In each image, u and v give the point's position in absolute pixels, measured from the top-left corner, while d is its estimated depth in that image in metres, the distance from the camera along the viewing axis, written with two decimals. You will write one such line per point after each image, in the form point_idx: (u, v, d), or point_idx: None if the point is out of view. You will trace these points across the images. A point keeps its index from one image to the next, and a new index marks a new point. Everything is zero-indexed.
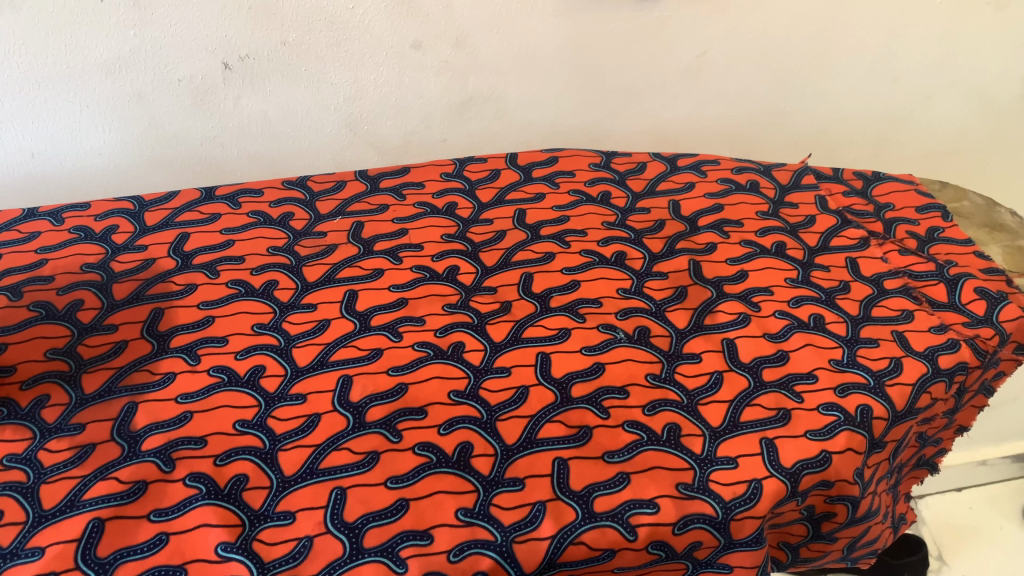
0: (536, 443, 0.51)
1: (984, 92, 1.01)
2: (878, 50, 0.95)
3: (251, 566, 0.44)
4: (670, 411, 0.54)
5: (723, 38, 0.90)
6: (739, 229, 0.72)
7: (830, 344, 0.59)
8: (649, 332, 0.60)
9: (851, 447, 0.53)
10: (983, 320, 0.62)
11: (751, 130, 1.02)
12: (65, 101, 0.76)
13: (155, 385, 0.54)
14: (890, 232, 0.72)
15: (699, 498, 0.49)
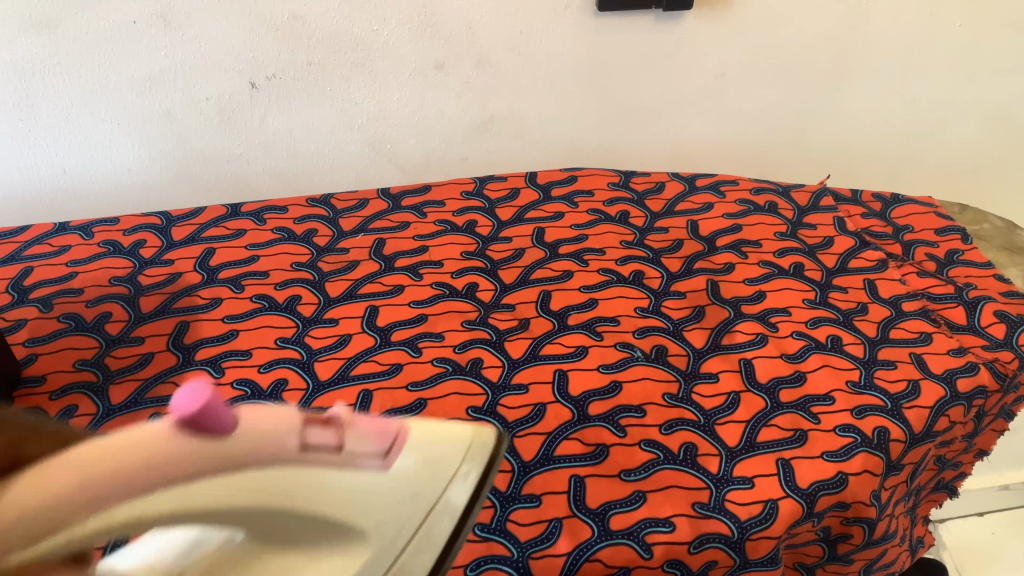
0: (553, 460, 0.52)
1: (1003, 113, 1.01)
2: (899, 72, 0.95)
3: None
4: (686, 431, 0.54)
5: (742, 59, 0.91)
6: (757, 250, 0.73)
7: (848, 366, 0.59)
8: (666, 351, 0.61)
9: (868, 469, 0.53)
10: (1002, 344, 0.62)
11: (770, 149, 1.02)
12: (99, 120, 0.78)
13: None
14: (909, 254, 0.72)
15: (715, 518, 0.49)
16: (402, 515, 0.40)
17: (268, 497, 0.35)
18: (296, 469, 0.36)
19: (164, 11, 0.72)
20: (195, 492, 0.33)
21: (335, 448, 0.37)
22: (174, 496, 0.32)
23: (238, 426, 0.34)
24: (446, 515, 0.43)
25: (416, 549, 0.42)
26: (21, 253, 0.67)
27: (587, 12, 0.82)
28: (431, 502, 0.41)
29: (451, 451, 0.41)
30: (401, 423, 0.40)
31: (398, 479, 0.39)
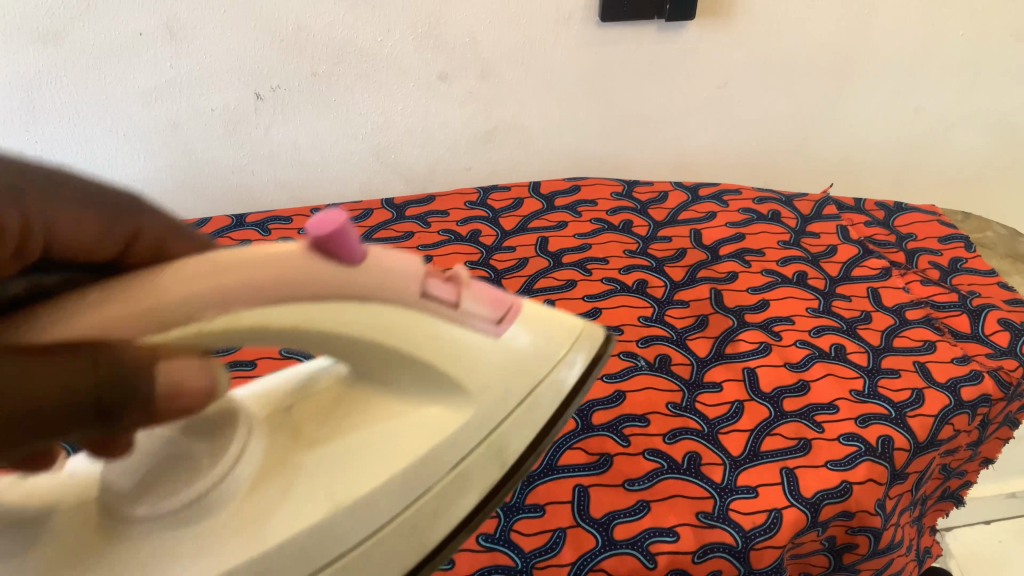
0: (557, 469, 0.52)
1: (1006, 122, 1.01)
2: (902, 80, 0.95)
3: None
4: (690, 440, 0.54)
5: (744, 68, 0.91)
6: (760, 258, 0.73)
7: (851, 374, 0.59)
8: (670, 360, 0.61)
9: (872, 478, 0.53)
10: (1007, 352, 0.62)
11: (774, 158, 1.02)
12: (107, 132, 0.78)
13: None
14: (912, 262, 0.72)
15: (719, 527, 0.49)
16: (511, 380, 0.39)
17: (389, 329, 0.34)
18: (418, 313, 0.35)
19: (170, 23, 0.73)
20: (327, 308, 0.32)
21: (455, 300, 0.36)
22: (307, 311, 0.32)
23: (375, 257, 0.33)
24: (549, 396, 0.42)
25: (519, 422, 0.41)
26: None
27: (590, 22, 0.83)
28: (536, 377, 0.40)
29: (558, 336, 0.41)
30: (513, 298, 0.40)
31: (507, 345, 0.38)
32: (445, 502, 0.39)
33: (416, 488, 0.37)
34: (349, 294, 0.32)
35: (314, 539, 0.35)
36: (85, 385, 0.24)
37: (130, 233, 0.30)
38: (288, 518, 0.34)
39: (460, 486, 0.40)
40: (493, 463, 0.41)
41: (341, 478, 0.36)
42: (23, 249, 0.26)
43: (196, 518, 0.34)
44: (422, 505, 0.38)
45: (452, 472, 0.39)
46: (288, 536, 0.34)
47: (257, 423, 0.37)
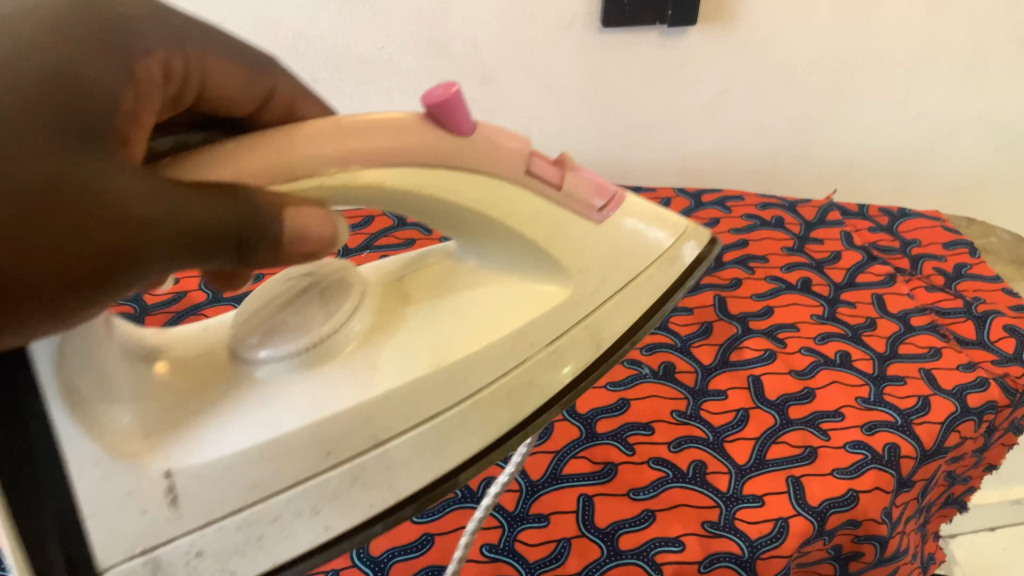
0: (561, 479, 0.52)
1: (1009, 126, 1.01)
2: (904, 85, 0.95)
3: None
4: (696, 448, 0.54)
5: (746, 75, 0.91)
6: (764, 265, 0.72)
7: (857, 382, 0.59)
8: (674, 368, 0.61)
9: (879, 486, 0.52)
10: (1012, 358, 0.61)
11: (777, 165, 1.02)
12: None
13: None
14: (916, 268, 0.72)
15: (725, 536, 0.48)
16: (610, 263, 0.43)
17: (491, 197, 0.39)
18: (522, 191, 0.40)
19: None
20: (452, 173, 0.37)
21: (557, 181, 0.41)
22: (430, 176, 0.36)
23: (485, 131, 0.38)
24: (645, 292, 0.45)
25: (614, 309, 0.44)
26: None
27: (591, 28, 0.82)
28: (634, 270, 0.44)
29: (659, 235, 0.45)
30: (616, 187, 0.44)
31: (608, 231, 0.43)
32: (540, 375, 0.41)
33: (514, 352, 0.40)
34: (467, 162, 0.37)
35: (418, 388, 0.37)
36: (164, 228, 0.26)
37: (265, 94, 0.37)
38: (399, 368, 0.37)
39: (553, 359, 0.42)
40: (589, 342, 0.43)
41: (446, 341, 0.39)
42: (181, 98, 0.34)
43: (321, 354, 0.37)
44: (520, 372, 0.40)
45: (549, 343, 0.41)
46: (400, 380, 0.36)
47: (376, 297, 0.42)
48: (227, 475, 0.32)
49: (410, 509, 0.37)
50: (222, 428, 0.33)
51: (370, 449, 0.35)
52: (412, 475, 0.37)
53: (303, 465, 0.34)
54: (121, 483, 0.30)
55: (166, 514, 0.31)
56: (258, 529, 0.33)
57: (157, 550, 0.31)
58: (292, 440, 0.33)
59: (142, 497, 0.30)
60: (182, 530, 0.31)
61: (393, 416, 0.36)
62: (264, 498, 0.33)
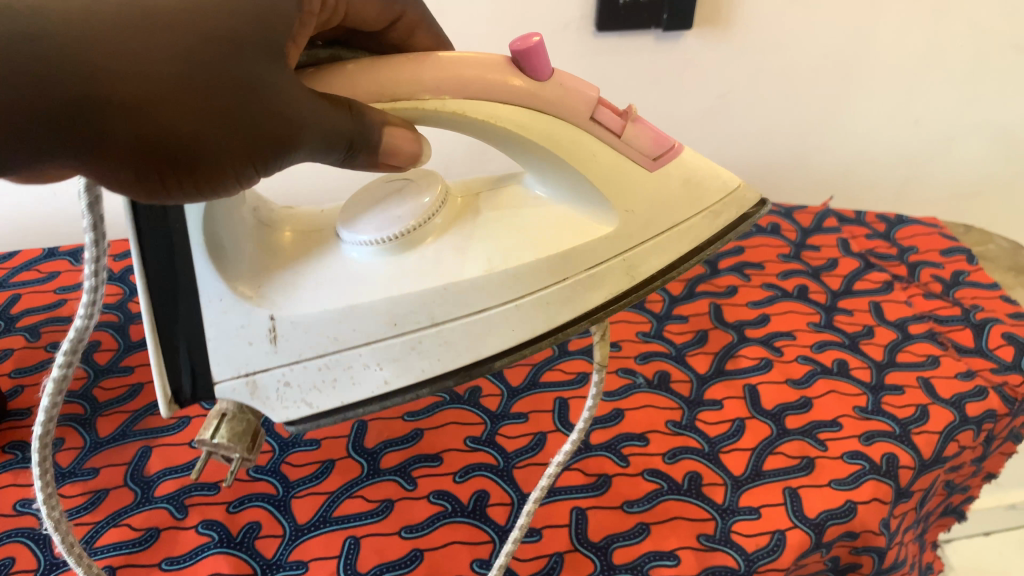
0: (554, 492, 0.51)
1: (1008, 133, 1.01)
2: (902, 91, 0.95)
3: (252, 561, 0.45)
4: (690, 459, 0.53)
5: (743, 81, 0.90)
6: (760, 272, 0.72)
7: (855, 391, 0.58)
8: (669, 377, 0.60)
9: (878, 497, 0.51)
10: (1011, 366, 0.60)
11: (774, 172, 1.02)
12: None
13: (170, 429, 0.54)
14: (914, 275, 0.71)
15: (721, 550, 0.47)
16: (657, 207, 0.47)
17: (559, 142, 0.42)
18: (584, 133, 0.43)
19: None
20: (528, 115, 0.41)
21: (618, 129, 0.44)
22: (508, 115, 0.40)
23: (559, 78, 0.42)
24: (690, 237, 0.49)
25: (656, 248, 0.48)
26: (8, 279, 0.68)
27: (586, 33, 0.81)
28: (679, 217, 0.48)
29: (706, 192, 0.49)
30: (674, 142, 0.47)
31: (662, 181, 0.47)
32: (576, 293, 0.45)
33: (558, 270, 0.44)
34: (541, 104, 0.41)
35: (471, 285, 0.43)
36: (311, 123, 0.30)
37: (393, 18, 0.43)
38: (456, 263, 0.43)
39: (592, 283, 0.46)
40: (622, 276, 0.47)
41: (501, 245, 0.44)
42: (330, 20, 0.37)
43: (400, 245, 0.44)
44: (563, 287, 0.45)
45: (589, 269, 0.45)
46: (458, 275, 0.43)
47: (455, 201, 0.48)
48: (313, 327, 0.41)
49: (453, 379, 0.44)
50: (312, 293, 0.42)
51: (425, 326, 0.42)
52: (457, 352, 0.43)
53: (370, 329, 0.42)
54: (240, 316, 0.41)
55: (267, 346, 0.41)
56: (332, 373, 0.42)
57: (256, 374, 0.41)
58: (363, 308, 0.42)
59: (252, 330, 0.41)
60: (277, 363, 0.41)
61: (447, 304, 0.42)
62: (340, 349, 0.42)
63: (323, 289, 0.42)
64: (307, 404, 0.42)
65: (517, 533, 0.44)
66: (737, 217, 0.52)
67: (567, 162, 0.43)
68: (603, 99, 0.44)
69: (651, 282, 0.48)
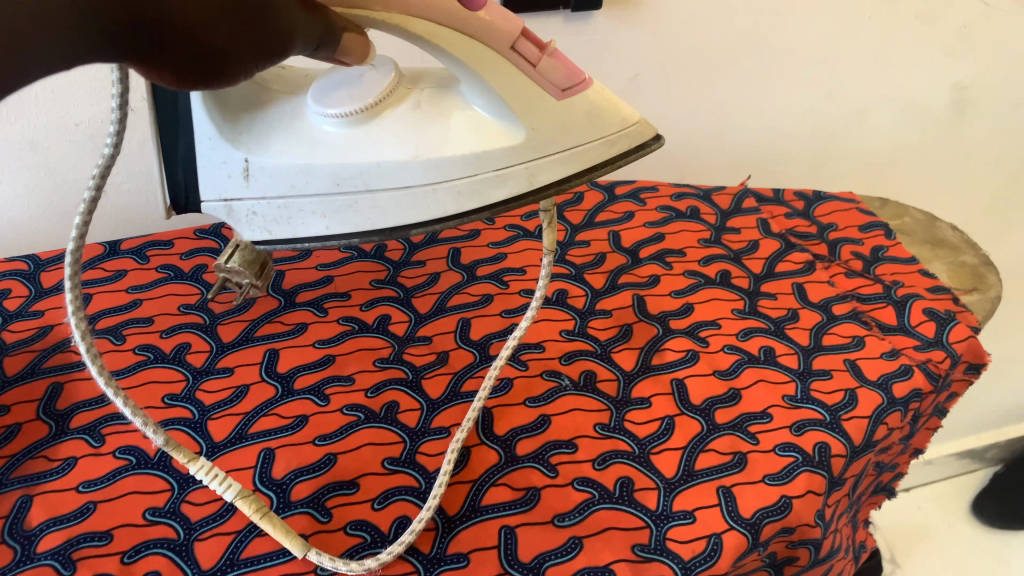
0: (480, 511, 0.47)
1: (914, 104, 1.01)
2: (813, 65, 0.94)
3: None
4: (621, 464, 0.50)
5: (655, 61, 0.88)
6: (682, 259, 0.70)
7: (784, 379, 0.57)
8: (595, 377, 0.57)
9: (812, 489, 0.50)
10: (933, 343, 0.60)
11: (691, 150, 1.01)
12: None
13: (52, 473, 0.49)
14: (835, 253, 0.70)
15: (657, 560, 0.45)
16: (559, 127, 0.47)
17: (482, 65, 0.43)
18: (502, 61, 0.44)
19: None
20: (456, 37, 0.42)
21: (535, 60, 0.45)
22: (442, 33, 0.41)
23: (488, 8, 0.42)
24: (586, 160, 0.49)
25: (557, 162, 0.48)
26: None
27: None
28: (580, 140, 0.48)
29: (607, 122, 0.48)
30: (587, 78, 0.48)
31: (567, 109, 0.47)
32: (480, 188, 0.47)
33: (471, 166, 0.46)
34: (470, 30, 0.42)
35: (402, 165, 0.45)
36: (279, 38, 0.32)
37: None
38: (392, 142, 0.46)
39: (497, 181, 0.47)
40: (522, 182, 0.48)
41: (435, 135, 0.46)
42: None
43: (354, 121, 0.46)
44: (474, 181, 0.47)
45: (497, 169, 0.47)
46: (389, 156, 0.45)
47: (412, 84, 0.49)
48: (277, 173, 0.45)
49: (382, 237, 0.48)
50: (277, 147, 0.45)
51: (362, 191, 0.46)
52: (386, 215, 0.47)
53: (318, 185, 0.45)
54: (222, 152, 0.45)
55: (241, 181, 0.45)
56: (287, 212, 0.46)
57: (232, 202, 0.46)
58: (317, 165, 0.45)
59: (230, 165, 0.45)
60: (248, 195, 0.46)
61: (382, 177, 0.46)
62: (295, 196, 0.46)
63: (288, 145, 0.45)
64: (267, 231, 0.47)
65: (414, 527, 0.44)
66: (633, 149, 0.51)
67: (483, 77, 0.44)
68: (526, 33, 0.45)
69: (548, 192, 0.49)
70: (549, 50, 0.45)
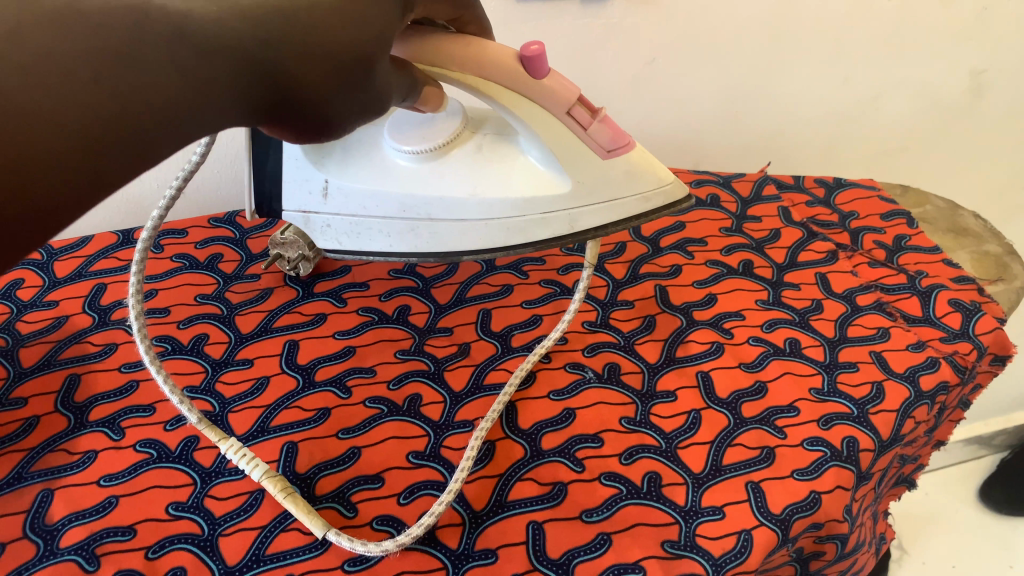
0: (507, 506, 0.46)
1: (932, 89, 1.00)
2: (830, 48, 0.93)
3: None
4: (648, 458, 0.50)
5: (672, 45, 0.87)
6: (703, 248, 0.69)
7: (809, 371, 0.56)
8: (619, 369, 0.57)
9: (841, 485, 0.49)
10: (959, 335, 0.59)
11: (706, 134, 1.00)
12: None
13: (73, 467, 0.48)
14: (857, 242, 0.69)
15: (687, 557, 0.44)
16: (600, 181, 0.50)
17: (537, 122, 0.47)
18: (558, 122, 0.48)
19: None
20: (516, 98, 0.46)
21: (587, 124, 0.48)
22: (504, 95, 0.46)
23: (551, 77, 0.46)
24: (625, 212, 0.53)
25: (596, 212, 0.52)
26: None
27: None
28: (618, 195, 0.52)
29: (644, 180, 0.52)
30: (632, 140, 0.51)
31: (609, 168, 0.50)
32: (525, 226, 0.51)
33: (519, 208, 0.50)
34: (530, 93, 0.46)
35: (461, 200, 0.49)
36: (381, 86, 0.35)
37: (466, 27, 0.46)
38: (453, 180, 0.50)
39: (541, 223, 0.51)
40: (563, 226, 0.52)
41: (491, 175, 0.50)
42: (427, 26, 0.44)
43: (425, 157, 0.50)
44: (522, 221, 0.51)
45: (543, 212, 0.50)
46: (449, 191, 0.49)
47: (476, 127, 0.53)
48: (350, 196, 0.49)
49: (435, 259, 0.52)
50: (355, 172, 0.49)
51: (424, 218, 0.50)
52: (443, 240, 0.51)
53: (386, 209, 0.50)
54: (305, 172, 0.49)
55: (319, 198, 0.50)
56: (357, 229, 0.51)
57: (311, 214, 0.51)
58: (386, 192, 0.49)
59: (311, 184, 0.49)
60: (324, 210, 0.50)
61: (444, 209, 0.50)
62: (363, 216, 0.50)
63: (365, 171, 0.49)
64: (337, 242, 0.52)
65: (433, 512, 0.44)
66: (666, 206, 0.54)
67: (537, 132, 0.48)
68: (582, 98, 0.48)
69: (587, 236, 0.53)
70: (600, 116, 0.48)
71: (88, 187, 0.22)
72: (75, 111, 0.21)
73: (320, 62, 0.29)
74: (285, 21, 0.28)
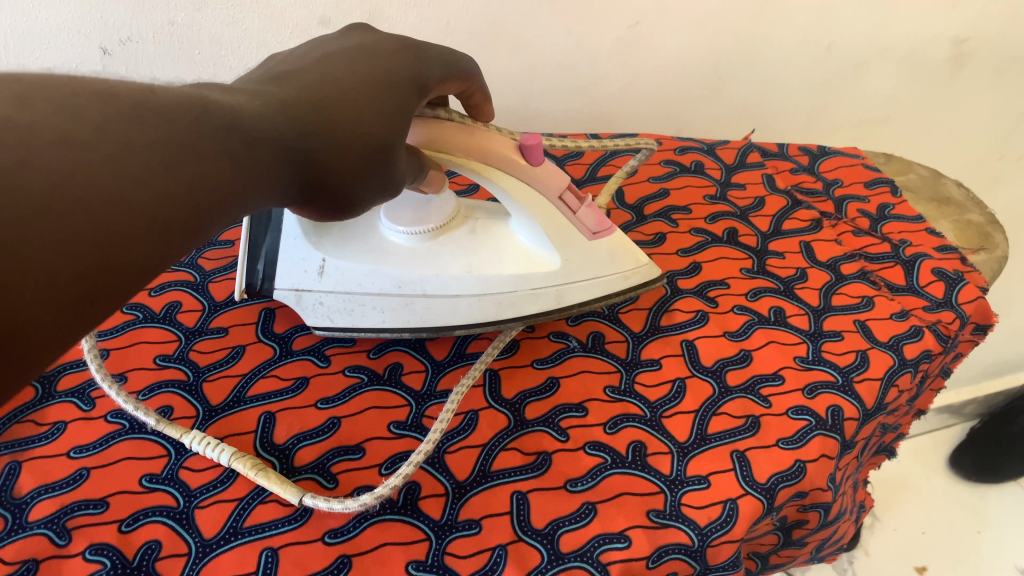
0: (491, 476, 0.46)
1: (913, 58, 1.00)
2: (816, 14, 0.91)
3: None
4: (633, 427, 0.49)
5: (657, 8, 0.85)
6: (688, 216, 0.68)
7: (794, 340, 0.56)
8: (603, 338, 0.56)
9: (825, 453, 0.49)
10: (942, 304, 0.59)
11: (688, 102, 0.99)
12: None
13: (41, 439, 0.46)
14: (841, 211, 0.69)
15: (673, 526, 0.44)
16: (584, 262, 0.53)
17: (535, 207, 0.49)
18: (550, 207, 0.50)
19: None
20: (517, 185, 0.48)
21: (575, 208, 0.51)
22: (508, 181, 0.47)
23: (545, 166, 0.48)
24: (607, 289, 0.55)
25: (583, 288, 0.53)
26: None
27: None
28: (602, 272, 0.54)
29: (625, 258, 0.54)
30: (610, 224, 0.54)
31: (593, 249, 0.52)
32: (517, 302, 0.52)
33: (511, 281, 0.51)
34: (529, 180, 0.48)
35: (457, 277, 0.50)
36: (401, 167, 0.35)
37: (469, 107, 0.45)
38: (449, 258, 0.51)
39: (531, 298, 0.52)
40: (550, 300, 0.53)
41: (485, 256, 0.51)
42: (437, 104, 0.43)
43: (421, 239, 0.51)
44: (513, 296, 0.52)
45: (533, 288, 0.52)
46: (446, 269, 0.50)
47: (467, 215, 0.55)
48: (348, 273, 0.50)
49: (428, 333, 0.53)
50: (351, 254, 0.50)
51: (419, 295, 0.50)
52: (435, 315, 0.52)
53: (382, 286, 0.50)
54: (304, 252, 0.49)
55: (315, 277, 0.50)
56: (350, 306, 0.51)
57: (303, 293, 0.51)
58: (384, 269, 0.50)
59: (308, 263, 0.50)
60: (318, 288, 0.50)
61: (438, 285, 0.50)
62: (359, 294, 0.50)
63: (362, 250, 0.50)
64: (329, 319, 0.52)
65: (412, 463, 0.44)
66: (642, 284, 0.57)
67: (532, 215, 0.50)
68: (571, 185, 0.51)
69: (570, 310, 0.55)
70: (587, 202, 0.51)
71: (142, 269, 0.22)
72: (132, 188, 0.21)
73: (342, 151, 0.29)
74: (313, 116, 0.29)
